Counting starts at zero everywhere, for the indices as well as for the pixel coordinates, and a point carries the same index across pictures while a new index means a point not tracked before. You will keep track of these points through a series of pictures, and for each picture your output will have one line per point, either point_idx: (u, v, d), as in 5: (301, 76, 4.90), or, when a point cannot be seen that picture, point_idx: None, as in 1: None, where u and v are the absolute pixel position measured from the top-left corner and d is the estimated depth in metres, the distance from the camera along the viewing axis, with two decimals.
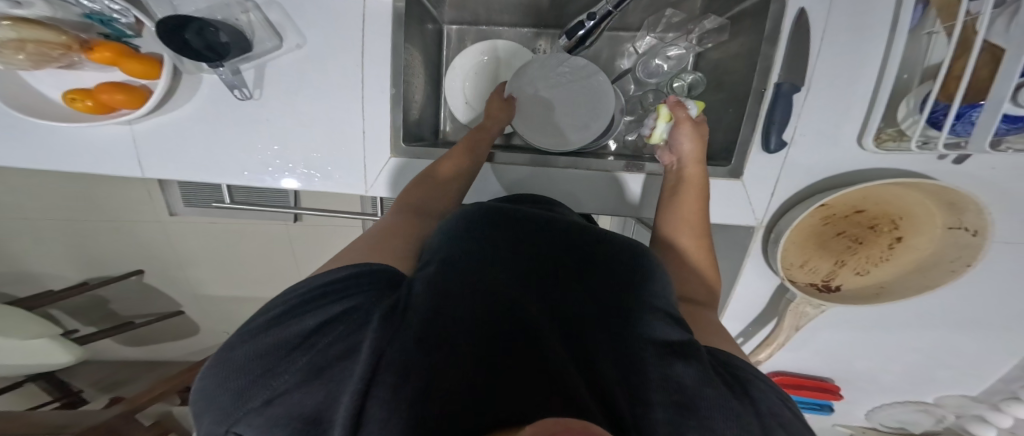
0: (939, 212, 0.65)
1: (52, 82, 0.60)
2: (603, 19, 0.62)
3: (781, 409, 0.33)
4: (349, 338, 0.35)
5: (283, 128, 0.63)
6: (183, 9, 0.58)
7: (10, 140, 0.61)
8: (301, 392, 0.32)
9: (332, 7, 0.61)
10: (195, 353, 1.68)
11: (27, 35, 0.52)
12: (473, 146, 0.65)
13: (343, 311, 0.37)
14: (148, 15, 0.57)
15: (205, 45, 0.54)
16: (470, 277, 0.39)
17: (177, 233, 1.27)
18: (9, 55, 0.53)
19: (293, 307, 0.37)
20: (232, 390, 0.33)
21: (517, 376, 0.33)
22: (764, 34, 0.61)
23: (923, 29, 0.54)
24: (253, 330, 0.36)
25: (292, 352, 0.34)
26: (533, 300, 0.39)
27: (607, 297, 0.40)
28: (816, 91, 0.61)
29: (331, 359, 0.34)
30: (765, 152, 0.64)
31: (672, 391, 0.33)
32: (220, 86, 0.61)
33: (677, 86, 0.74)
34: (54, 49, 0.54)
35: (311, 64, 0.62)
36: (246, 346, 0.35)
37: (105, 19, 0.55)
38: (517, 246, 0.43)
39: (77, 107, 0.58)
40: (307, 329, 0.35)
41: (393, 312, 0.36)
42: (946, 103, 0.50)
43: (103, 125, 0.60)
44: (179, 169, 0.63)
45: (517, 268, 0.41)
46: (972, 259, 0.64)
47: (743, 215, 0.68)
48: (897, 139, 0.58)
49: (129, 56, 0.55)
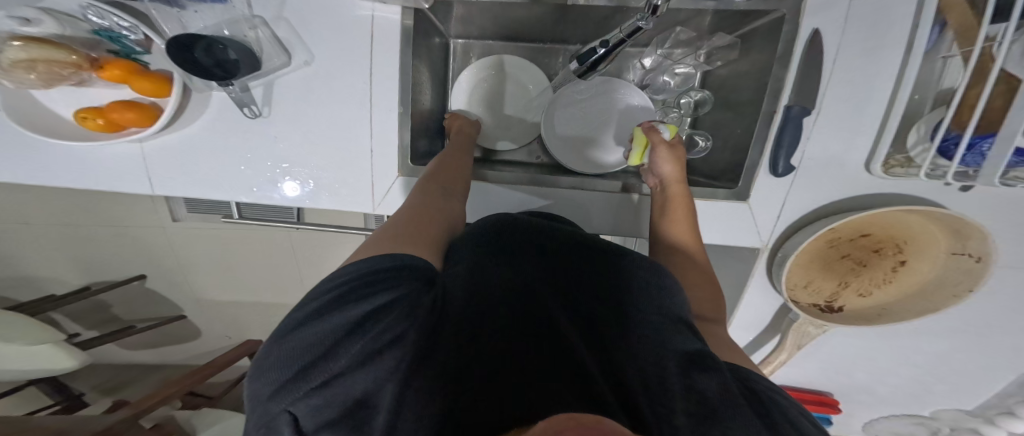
0: (944, 239, 0.66)
1: (64, 101, 0.60)
2: (616, 46, 0.62)
3: (805, 424, 0.32)
4: (394, 327, 0.35)
5: (293, 145, 0.63)
6: (192, 25, 0.58)
7: (18, 156, 0.60)
8: (352, 379, 0.33)
9: (344, 22, 0.61)
10: (192, 358, 1.66)
11: (41, 54, 0.52)
12: (460, 152, 0.66)
13: (393, 301, 0.36)
14: (155, 30, 0.57)
15: (214, 62, 0.54)
16: (503, 283, 0.42)
17: (178, 238, 1.26)
18: (20, 74, 0.53)
19: (345, 293, 0.36)
20: (290, 370, 0.33)
21: (542, 375, 0.36)
22: (777, 55, 0.61)
23: (938, 53, 0.54)
24: (306, 313, 0.36)
25: (341, 337, 0.34)
26: (560, 306, 0.42)
27: (637, 304, 0.41)
28: (824, 114, 0.61)
29: (381, 346, 0.34)
30: (772, 176, 0.64)
31: (694, 401, 0.32)
32: (229, 103, 0.61)
33: (684, 102, 0.77)
34: (65, 68, 0.54)
35: (321, 80, 0.62)
36: (300, 331, 0.35)
37: (115, 35, 0.56)
38: (547, 255, 0.46)
39: (89, 125, 0.57)
40: (356, 316, 0.35)
41: (433, 311, 0.38)
42: (957, 132, 0.51)
43: (115, 144, 0.60)
44: (189, 185, 0.63)
45: (546, 276, 0.44)
46: (975, 284, 0.65)
47: (749, 237, 0.68)
48: (905, 166, 0.58)
49: (140, 75, 0.56)
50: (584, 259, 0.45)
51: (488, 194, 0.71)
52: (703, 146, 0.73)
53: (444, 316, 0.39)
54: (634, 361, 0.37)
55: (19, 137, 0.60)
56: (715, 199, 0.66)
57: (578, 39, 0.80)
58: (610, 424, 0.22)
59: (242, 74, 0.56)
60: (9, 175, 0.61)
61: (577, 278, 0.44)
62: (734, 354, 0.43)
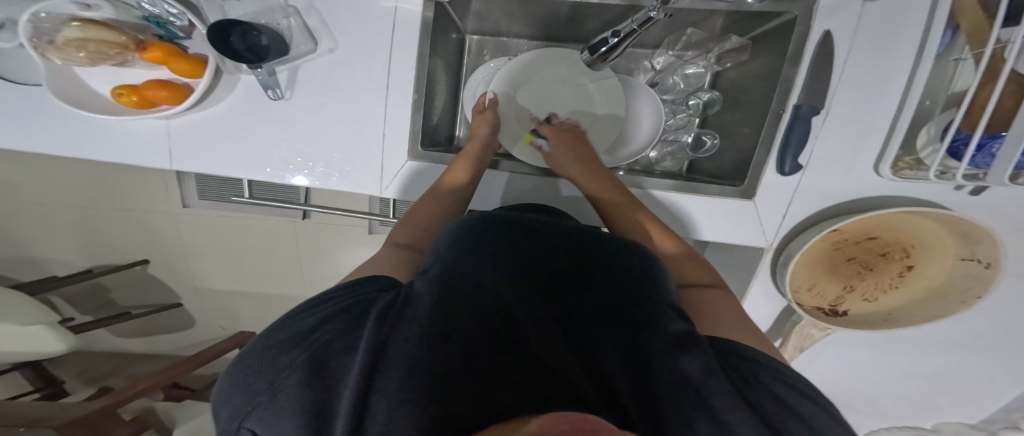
0: (952, 244, 0.66)
1: (106, 77, 0.62)
2: (627, 37, 0.60)
3: (791, 395, 0.35)
4: (347, 335, 0.36)
5: (310, 128, 0.64)
6: (233, 13, 0.60)
7: (37, 133, 0.62)
8: (307, 388, 0.33)
9: (365, 15, 0.63)
10: (189, 347, 1.65)
11: (94, 35, 0.55)
12: (457, 174, 0.64)
13: (344, 313, 0.38)
14: (200, 18, 0.59)
15: (247, 46, 0.55)
16: (476, 279, 0.39)
17: (187, 226, 1.28)
18: (71, 53, 0.56)
19: (300, 312, 0.40)
20: (249, 389, 0.35)
21: (523, 374, 0.34)
22: (787, 55, 0.62)
23: (949, 56, 0.55)
24: (274, 332, 0.39)
25: (295, 349, 0.36)
26: (536, 301, 0.40)
27: (608, 300, 0.41)
28: (834, 115, 0.62)
29: (332, 355, 0.35)
30: (779, 175, 0.65)
31: (682, 386, 0.34)
32: (256, 85, 0.63)
33: (693, 104, 0.78)
34: (112, 48, 0.57)
35: (341, 67, 0.64)
36: (263, 349, 0.37)
37: (162, 21, 0.58)
38: (524, 244, 0.42)
39: (123, 101, 0.59)
40: (307, 329, 0.37)
41: (389, 312, 0.36)
42: (968, 132, 0.51)
43: (144, 120, 0.62)
44: (210, 164, 0.64)
45: (521, 268, 0.41)
46: (983, 290, 0.65)
47: (754, 236, 0.68)
48: (915, 168, 0.59)
49: (179, 56, 0.58)
50: (557, 251, 0.43)
51: (491, 183, 0.72)
52: (711, 145, 0.76)
53: (404, 314, 0.36)
54: (607, 355, 0.38)
55: (48, 108, 0.62)
56: (721, 196, 0.67)
57: (582, 38, 0.81)
58: (600, 421, 0.23)
59: (270, 59, 0.58)
60: (30, 144, 0.62)
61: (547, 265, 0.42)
62: (737, 331, 0.44)
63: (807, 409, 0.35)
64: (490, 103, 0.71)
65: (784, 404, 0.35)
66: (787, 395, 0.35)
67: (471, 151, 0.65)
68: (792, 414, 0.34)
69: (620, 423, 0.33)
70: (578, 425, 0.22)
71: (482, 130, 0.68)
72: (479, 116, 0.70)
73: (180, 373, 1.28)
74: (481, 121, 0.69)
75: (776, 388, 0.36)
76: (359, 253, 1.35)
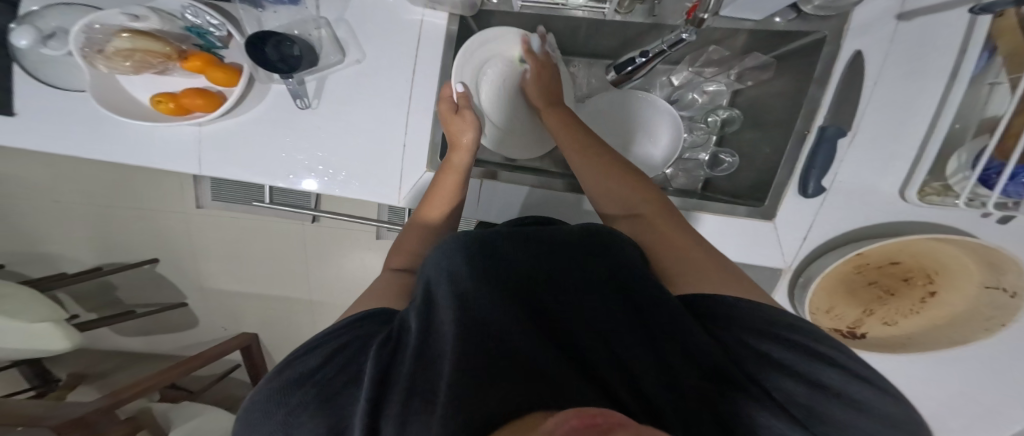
0: (977, 271, 0.65)
1: (146, 85, 0.64)
2: (656, 57, 0.60)
3: (795, 385, 0.35)
4: (353, 366, 0.37)
5: (335, 136, 0.65)
6: (268, 24, 0.63)
7: (66, 134, 0.63)
8: (316, 419, 0.34)
9: (392, 26, 0.64)
10: (189, 348, 1.59)
11: (142, 44, 0.58)
12: (446, 193, 0.59)
13: (343, 346, 0.39)
14: (238, 29, 0.63)
15: (280, 57, 0.58)
16: (459, 288, 0.37)
17: (197, 228, 1.31)
18: (117, 62, 0.58)
19: (301, 351, 0.40)
20: (266, 431, 0.36)
21: (522, 375, 0.32)
22: (814, 76, 0.62)
23: (985, 79, 0.55)
24: (279, 372, 0.39)
25: (302, 387, 0.36)
26: (527, 303, 0.39)
27: (599, 299, 0.40)
28: (859, 138, 0.61)
29: (339, 386, 0.36)
30: (801, 196, 0.64)
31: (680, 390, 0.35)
32: (286, 95, 0.64)
33: (712, 121, 0.75)
34: (156, 57, 0.59)
35: (367, 78, 0.65)
36: (272, 388, 0.38)
37: (202, 31, 0.60)
38: (503, 251, 0.41)
39: (161, 108, 0.61)
40: (309, 368, 0.38)
41: (387, 343, 0.38)
42: (1000, 161, 0.51)
43: (177, 127, 0.63)
44: (233, 171, 0.64)
45: (505, 272, 0.40)
46: (1008, 319, 0.64)
47: (772, 257, 0.68)
48: (941, 194, 0.59)
49: (216, 66, 0.59)
50: (540, 254, 0.42)
51: (495, 193, 0.70)
52: (729, 163, 0.73)
53: (400, 347, 0.37)
54: (601, 354, 0.37)
55: (79, 109, 0.63)
56: (740, 216, 0.66)
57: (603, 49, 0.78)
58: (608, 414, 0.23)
59: (301, 68, 0.59)
60: (60, 145, 0.63)
61: (532, 267, 0.41)
62: (726, 284, 0.43)
63: (812, 399, 0.35)
64: (461, 100, 0.62)
65: (775, 366, 0.36)
66: (785, 358, 0.37)
67: (458, 166, 0.60)
68: (784, 373, 0.36)
69: (622, 410, 0.34)
70: (587, 419, 0.22)
71: (464, 139, 0.60)
72: (455, 119, 0.61)
73: (180, 374, 1.24)
74: (460, 127, 0.61)
75: (774, 354, 0.37)
76: (364, 258, 1.36)
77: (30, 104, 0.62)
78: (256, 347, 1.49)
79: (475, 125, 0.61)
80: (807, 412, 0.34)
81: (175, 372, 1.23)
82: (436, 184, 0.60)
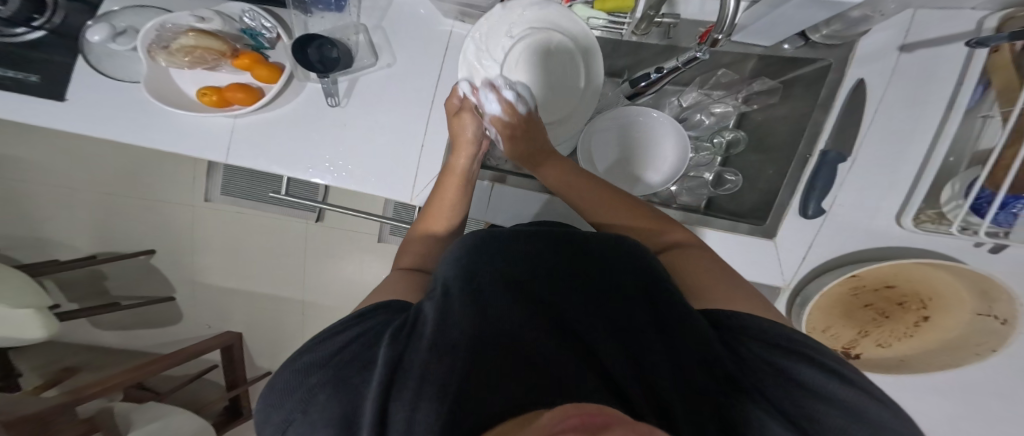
0: (969, 300, 0.68)
1: (192, 78, 0.67)
2: (670, 73, 0.62)
3: (792, 388, 0.34)
4: (370, 351, 0.36)
5: (358, 135, 0.67)
6: (313, 28, 0.67)
7: (100, 121, 0.65)
8: (332, 402, 0.33)
9: (422, 36, 0.68)
10: (167, 347, 1.51)
11: (203, 43, 0.63)
12: (450, 198, 0.59)
13: (357, 334, 0.37)
14: (287, 32, 0.68)
15: (320, 57, 0.61)
16: (478, 293, 0.38)
17: (206, 221, 1.35)
18: (178, 57, 0.63)
19: (321, 336, 0.39)
20: (286, 411, 0.35)
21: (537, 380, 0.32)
22: (818, 101, 0.66)
23: (978, 112, 0.59)
24: (300, 350, 0.38)
25: (321, 368, 0.35)
26: (540, 308, 0.39)
27: (611, 306, 0.40)
28: (857, 162, 0.65)
29: (354, 369, 0.34)
30: (802, 217, 0.67)
31: (692, 392, 0.35)
32: (319, 92, 0.67)
33: (717, 142, 0.80)
34: (212, 54, 0.64)
35: (394, 81, 0.68)
36: (292, 368, 0.37)
37: (255, 33, 0.66)
38: (518, 257, 0.41)
39: (204, 100, 0.64)
40: (327, 351, 0.37)
41: (400, 331, 0.36)
42: (991, 190, 0.54)
43: (213, 120, 0.65)
44: (257, 161, 0.66)
45: (519, 276, 0.40)
46: (997, 344, 0.68)
47: (771, 275, 0.69)
48: (937, 221, 0.62)
49: (261, 64, 0.64)
50: (550, 256, 0.42)
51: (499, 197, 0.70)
52: (733, 182, 0.76)
53: (415, 333, 0.35)
54: (608, 354, 0.36)
55: (123, 99, 0.65)
56: (744, 234, 0.69)
57: (611, 69, 0.80)
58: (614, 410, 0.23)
59: (337, 69, 0.63)
60: (95, 131, 0.65)
61: (540, 270, 0.41)
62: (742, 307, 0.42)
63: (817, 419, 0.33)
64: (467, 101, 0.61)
65: (797, 382, 0.35)
66: (809, 379, 0.35)
67: (459, 168, 0.60)
68: (813, 402, 0.33)
69: (629, 410, 0.33)
70: (587, 418, 0.21)
71: (467, 136, 0.60)
72: (457, 120, 0.61)
73: (150, 372, 1.17)
74: (461, 125, 0.61)
75: (780, 362, 0.36)
76: (363, 261, 1.35)
77: (78, 90, 0.65)
78: (237, 347, 1.41)
79: (476, 122, 0.61)
80: (815, 424, 0.32)
81: (143, 372, 1.16)
82: (440, 187, 0.60)
